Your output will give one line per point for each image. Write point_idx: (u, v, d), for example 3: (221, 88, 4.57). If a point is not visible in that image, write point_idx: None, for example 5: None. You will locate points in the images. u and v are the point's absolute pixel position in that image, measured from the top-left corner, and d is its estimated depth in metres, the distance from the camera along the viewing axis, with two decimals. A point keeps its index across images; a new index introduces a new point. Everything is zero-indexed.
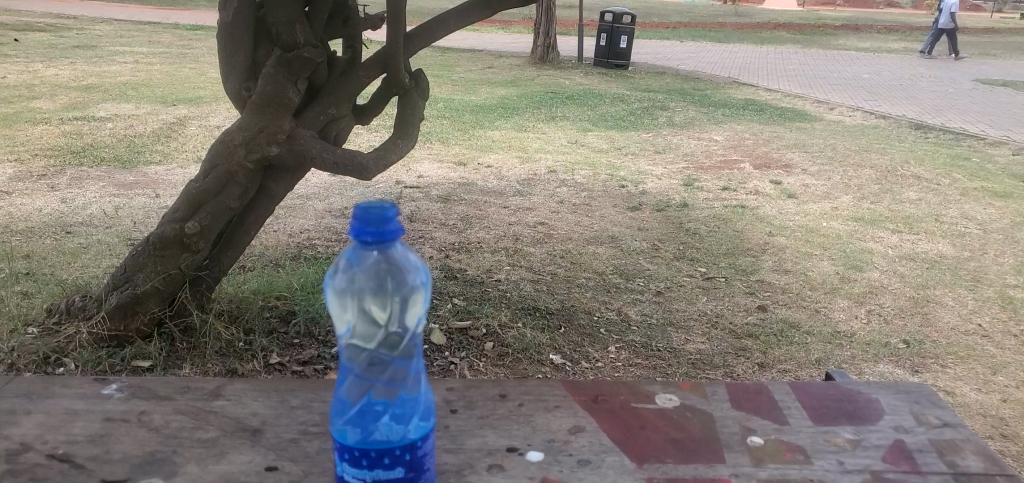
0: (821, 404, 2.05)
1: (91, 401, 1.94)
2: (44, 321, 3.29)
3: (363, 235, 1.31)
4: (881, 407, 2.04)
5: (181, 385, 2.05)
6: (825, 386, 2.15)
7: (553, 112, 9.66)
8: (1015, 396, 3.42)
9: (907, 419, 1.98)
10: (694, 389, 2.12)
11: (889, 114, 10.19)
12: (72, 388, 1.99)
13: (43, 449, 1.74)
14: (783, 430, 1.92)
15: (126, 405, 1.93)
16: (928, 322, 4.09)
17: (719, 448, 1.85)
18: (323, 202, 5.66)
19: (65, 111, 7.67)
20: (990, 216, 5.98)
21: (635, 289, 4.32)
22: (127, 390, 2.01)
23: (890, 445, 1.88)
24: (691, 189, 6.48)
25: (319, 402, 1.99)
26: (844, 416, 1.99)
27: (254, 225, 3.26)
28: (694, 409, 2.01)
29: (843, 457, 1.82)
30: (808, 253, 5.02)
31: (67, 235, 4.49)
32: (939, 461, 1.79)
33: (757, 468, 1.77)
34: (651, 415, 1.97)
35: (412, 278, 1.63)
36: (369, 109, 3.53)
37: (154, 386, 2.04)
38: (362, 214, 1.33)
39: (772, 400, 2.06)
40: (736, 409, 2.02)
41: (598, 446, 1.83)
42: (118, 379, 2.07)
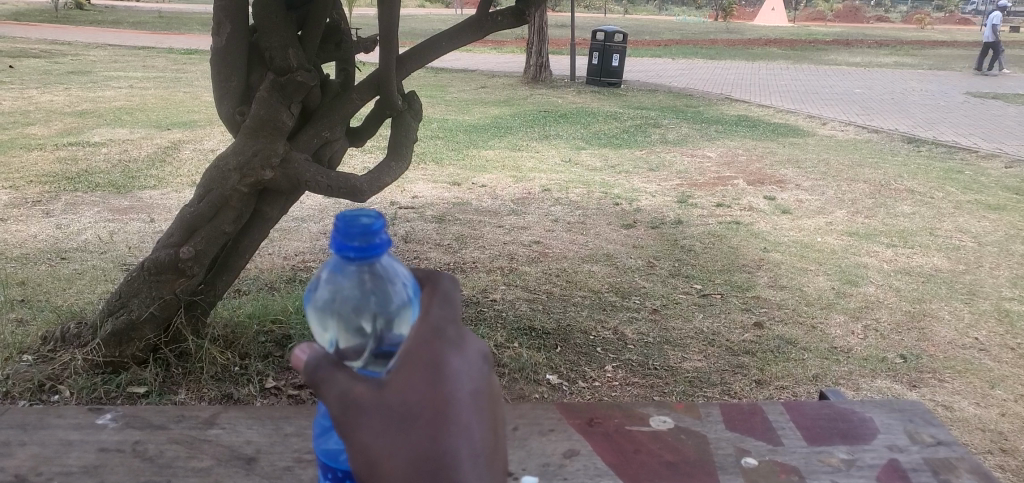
0: (815, 424, 2.04)
1: (85, 431, 1.93)
2: (39, 349, 3.27)
3: (345, 250, 1.19)
4: (876, 426, 2.04)
5: (176, 414, 2.04)
6: (820, 405, 2.14)
7: (547, 131, 9.71)
8: (1013, 410, 3.42)
9: (902, 437, 1.98)
10: (688, 410, 2.11)
11: (881, 129, 10.26)
12: (66, 418, 1.97)
13: (37, 481, 1.73)
14: (777, 451, 1.92)
15: (120, 435, 1.92)
16: (924, 336, 4.09)
17: (713, 470, 1.84)
18: (319, 224, 5.67)
19: (59, 137, 7.67)
20: (983, 229, 6.01)
21: (630, 308, 4.32)
22: (121, 420, 1.99)
23: (884, 464, 1.88)
24: (685, 206, 6.51)
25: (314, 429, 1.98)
26: (838, 435, 1.99)
27: (248, 249, 3.26)
28: (689, 430, 2.01)
29: (838, 477, 1.82)
30: (803, 269, 5.04)
31: (61, 261, 4.48)
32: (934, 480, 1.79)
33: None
34: (646, 437, 1.97)
35: (400, 291, 1.25)
36: (361, 131, 3.54)
37: (149, 415, 2.03)
38: (344, 223, 1.20)
39: (766, 420, 2.05)
40: (730, 430, 2.01)
41: (593, 470, 1.83)
42: (112, 408, 2.05)
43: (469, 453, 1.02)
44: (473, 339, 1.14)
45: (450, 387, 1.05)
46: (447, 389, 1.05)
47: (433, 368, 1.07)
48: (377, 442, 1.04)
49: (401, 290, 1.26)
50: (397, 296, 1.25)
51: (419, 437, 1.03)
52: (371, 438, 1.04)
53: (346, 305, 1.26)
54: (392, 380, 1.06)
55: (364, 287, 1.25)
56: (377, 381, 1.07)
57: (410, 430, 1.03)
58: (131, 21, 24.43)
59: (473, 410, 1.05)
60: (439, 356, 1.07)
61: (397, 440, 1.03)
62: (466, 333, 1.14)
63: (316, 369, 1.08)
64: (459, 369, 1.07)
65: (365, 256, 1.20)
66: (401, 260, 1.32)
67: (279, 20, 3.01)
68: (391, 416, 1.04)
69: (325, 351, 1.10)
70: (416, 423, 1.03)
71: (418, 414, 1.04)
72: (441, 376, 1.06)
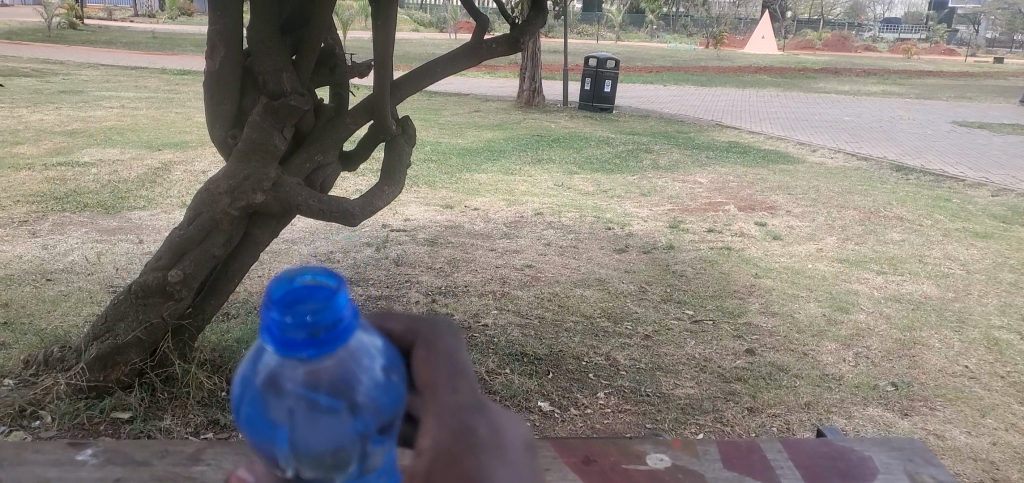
0: (813, 464, 2.02)
1: (64, 467, 1.88)
2: (22, 372, 3.23)
3: (295, 349, 0.91)
4: (875, 465, 2.02)
5: (159, 448, 2.01)
6: (818, 442, 2.13)
7: (539, 154, 9.73)
8: (1005, 439, 3.40)
9: (901, 478, 1.97)
10: (684, 448, 2.09)
11: (870, 157, 10.34)
12: (45, 454, 1.93)
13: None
14: None
15: (100, 472, 1.88)
16: (915, 364, 4.09)
17: None
18: (309, 246, 5.65)
19: (48, 157, 7.63)
20: (972, 257, 6.05)
21: (622, 333, 4.30)
22: (102, 455, 1.95)
23: None
24: (677, 231, 6.52)
25: None
26: (837, 475, 1.96)
27: (238, 272, 3.22)
28: (687, 469, 1.98)
29: None
30: (795, 296, 5.03)
31: (47, 283, 4.44)
32: None
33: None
34: (642, 476, 1.94)
35: (369, 372, 1.02)
36: (354, 156, 3.53)
37: (131, 449, 1.99)
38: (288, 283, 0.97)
39: (765, 459, 2.03)
40: (728, 469, 1.99)
41: None
42: (93, 443, 2.01)
43: None
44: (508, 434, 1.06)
45: None
46: None
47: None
48: None
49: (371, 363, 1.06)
50: (366, 378, 1.01)
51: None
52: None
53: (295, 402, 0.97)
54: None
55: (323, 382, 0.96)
56: None
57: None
58: (123, 43, 24.48)
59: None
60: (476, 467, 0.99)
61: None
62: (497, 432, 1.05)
63: None
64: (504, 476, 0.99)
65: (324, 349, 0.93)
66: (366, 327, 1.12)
67: (273, 44, 3.04)
68: None
69: None
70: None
71: None
72: None
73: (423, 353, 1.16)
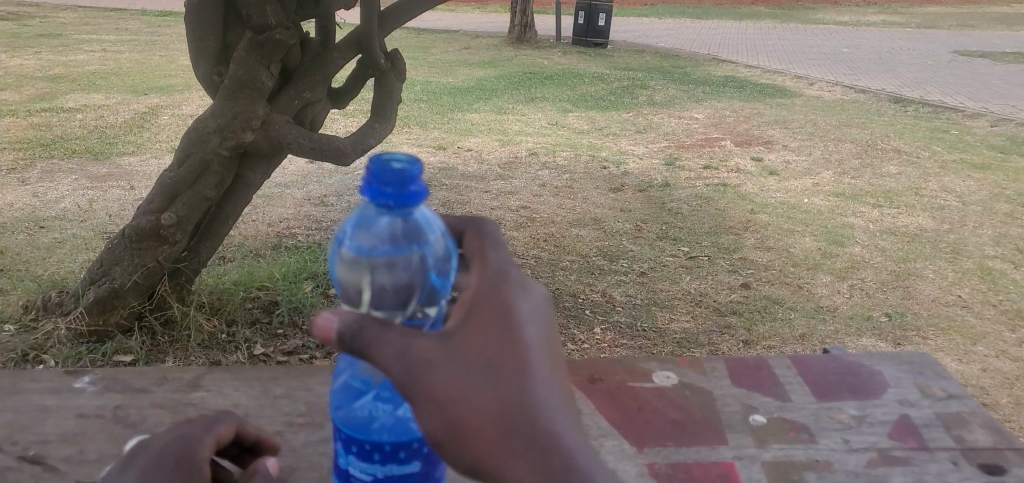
0: (849, 364, 2.05)
1: (62, 396, 1.85)
2: (22, 318, 3.31)
3: (383, 197, 1.25)
4: (885, 380, 1.98)
5: (158, 376, 1.97)
6: (828, 358, 2.07)
7: (532, 92, 9.59)
8: (994, 366, 3.59)
9: (913, 392, 1.92)
10: (692, 365, 2.03)
11: (868, 89, 10.23)
12: (42, 382, 1.91)
13: (12, 451, 1.66)
14: (785, 407, 1.85)
15: (100, 400, 1.85)
16: (910, 294, 4.21)
17: (721, 428, 1.77)
18: (302, 189, 5.61)
19: (32, 103, 7.50)
20: (969, 188, 6.05)
21: (618, 271, 4.41)
22: (101, 383, 1.92)
23: (895, 420, 1.81)
24: (672, 168, 6.49)
25: (303, 391, 1.91)
26: (847, 390, 1.93)
27: (232, 214, 3.26)
28: (695, 388, 1.93)
29: (849, 435, 1.75)
30: (790, 230, 5.07)
31: (40, 230, 4.39)
32: (947, 436, 1.74)
33: (762, 449, 1.70)
34: (648, 394, 1.90)
35: (436, 241, 1.44)
36: (345, 91, 3.46)
37: (130, 377, 1.96)
38: (380, 169, 1.26)
39: (773, 375, 1.98)
40: (736, 386, 1.94)
41: (597, 430, 1.76)
42: (91, 371, 1.98)
43: (528, 314, 1.24)
44: (529, 297, 1.27)
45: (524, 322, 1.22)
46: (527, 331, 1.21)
47: (508, 314, 1.21)
48: (496, 336, 1.18)
49: (438, 241, 1.44)
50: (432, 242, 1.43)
51: (511, 384, 1.16)
52: (448, 393, 1.13)
53: (378, 254, 1.41)
54: (461, 333, 1.17)
55: (395, 235, 1.41)
56: (498, 314, 1.20)
57: (497, 378, 1.16)
58: None
59: (551, 388, 1.19)
60: (512, 299, 1.23)
61: (487, 384, 1.15)
62: (511, 281, 1.26)
63: (359, 333, 1.10)
64: (526, 308, 1.24)
65: (403, 204, 1.26)
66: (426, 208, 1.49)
67: None
68: (495, 333, 1.19)
69: (356, 316, 1.10)
70: (517, 419, 1.14)
71: (499, 362, 1.17)
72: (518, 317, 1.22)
73: (475, 233, 1.42)
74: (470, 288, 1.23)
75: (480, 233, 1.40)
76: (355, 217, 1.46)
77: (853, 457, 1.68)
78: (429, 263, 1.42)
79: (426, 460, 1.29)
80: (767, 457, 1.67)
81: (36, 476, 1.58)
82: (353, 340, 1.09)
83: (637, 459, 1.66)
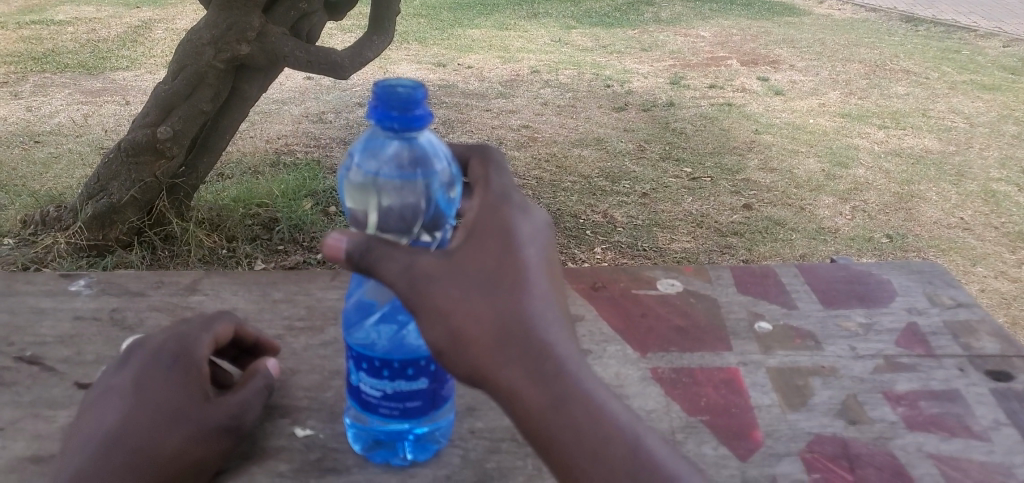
0: (857, 273, 2.04)
1: (58, 299, 1.86)
2: (20, 232, 3.31)
3: (388, 121, 1.22)
4: (894, 288, 1.98)
5: (154, 280, 1.97)
6: (836, 267, 2.07)
7: (535, 8, 9.31)
8: (993, 286, 3.61)
9: (922, 300, 1.92)
10: (697, 273, 2.03)
11: (879, 8, 9.93)
12: (38, 285, 1.91)
13: (10, 352, 1.67)
14: (792, 315, 1.86)
15: (96, 303, 1.85)
16: (912, 216, 4.20)
17: (726, 335, 1.78)
18: (300, 106, 5.52)
19: (22, 16, 7.29)
20: (977, 110, 5.95)
21: (620, 192, 4.37)
22: (97, 286, 1.92)
23: (903, 328, 1.82)
24: (677, 88, 6.36)
25: (302, 296, 1.91)
26: (855, 298, 1.93)
27: (229, 129, 3.21)
28: (699, 295, 1.93)
29: (855, 342, 1.76)
30: (794, 151, 5.01)
31: (35, 145, 4.34)
32: (954, 344, 1.75)
33: (767, 356, 1.71)
34: (652, 302, 1.90)
35: (442, 168, 1.42)
36: (343, 3, 3.36)
37: (126, 281, 1.96)
38: (385, 94, 1.22)
39: (780, 284, 1.98)
40: (743, 294, 1.94)
41: (599, 336, 1.77)
42: (87, 275, 1.98)
43: (529, 235, 1.22)
44: (530, 217, 1.26)
45: (525, 243, 1.21)
46: (527, 253, 1.20)
47: (510, 234, 1.19)
48: (498, 256, 1.17)
49: (445, 167, 1.43)
50: (438, 169, 1.42)
51: (511, 299, 1.16)
52: (450, 309, 1.13)
53: (384, 179, 1.43)
54: (464, 251, 1.16)
55: (402, 161, 1.43)
56: (500, 234, 1.19)
57: (497, 295, 1.16)
58: None
59: (548, 304, 1.20)
60: (514, 220, 1.21)
61: (488, 298, 1.15)
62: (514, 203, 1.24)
63: (367, 252, 1.08)
64: (527, 230, 1.22)
65: (408, 128, 1.22)
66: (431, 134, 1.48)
67: None
68: (497, 252, 1.18)
69: (366, 236, 1.08)
70: (514, 332, 1.15)
71: (499, 280, 1.16)
72: (519, 239, 1.21)
73: (480, 163, 1.34)
74: (471, 210, 1.21)
75: (485, 158, 1.34)
76: (363, 144, 1.47)
77: (858, 363, 1.69)
78: (433, 190, 1.42)
79: (435, 377, 1.26)
80: (771, 363, 1.69)
81: (36, 376, 1.60)
82: (361, 260, 1.08)
83: (641, 366, 1.67)
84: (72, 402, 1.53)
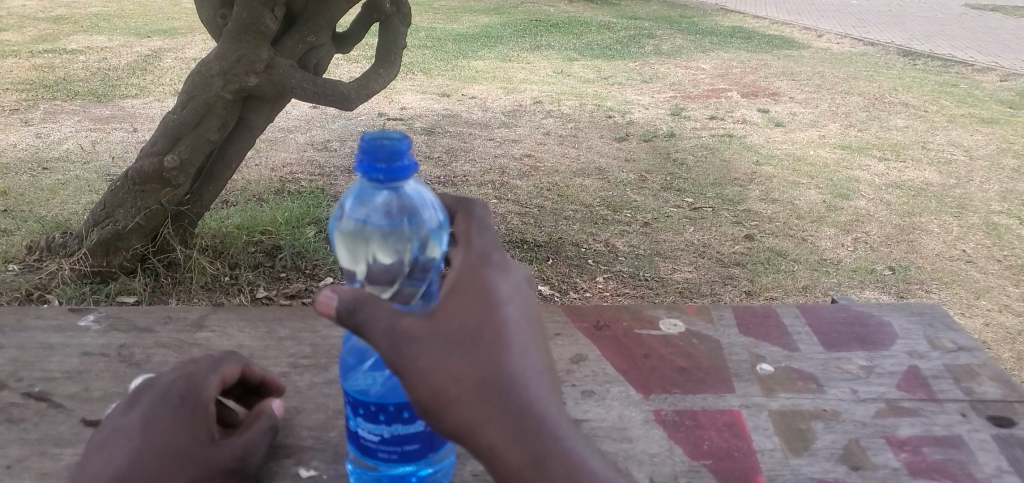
0: (857, 314, 2.05)
1: (67, 334, 1.87)
2: (26, 258, 3.33)
3: (373, 173, 1.22)
4: (894, 330, 1.99)
5: (162, 316, 1.98)
6: (836, 308, 2.08)
7: (538, 40, 9.43)
8: (996, 320, 3.61)
9: (922, 343, 1.93)
10: (699, 314, 2.04)
11: (877, 42, 10.06)
12: (47, 320, 1.92)
13: (18, 387, 1.68)
14: (793, 357, 1.86)
15: (104, 339, 1.86)
16: (913, 248, 4.22)
17: (728, 377, 1.78)
18: (305, 135, 5.57)
19: (34, 44, 7.40)
20: (976, 143, 5.99)
21: (622, 221, 4.40)
22: (106, 322, 1.93)
23: (904, 371, 1.83)
24: (678, 119, 6.42)
25: (308, 333, 1.92)
26: (856, 341, 1.94)
27: (236, 158, 3.24)
28: (701, 335, 1.94)
29: (857, 385, 1.77)
30: (795, 182, 5.04)
31: (43, 171, 4.38)
32: (956, 388, 1.75)
33: (769, 398, 1.71)
34: (655, 342, 1.91)
35: (431, 216, 1.43)
36: (350, 36, 3.40)
37: (134, 317, 1.97)
38: (371, 147, 1.24)
39: (781, 325, 1.99)
40: (744, 335, 1.95)
41: (602, 376, 1.78)
42: (95, 310, 1.99)
43: (509, 293, 1.23)
44: (511, 273, 1.27)
45: (505, 301, 1.21)
46: (506, 309, 1.21)
47: (490, 292, 1.20)
48: (478, 314, 1.18)
49: (433, 215, 1.43)
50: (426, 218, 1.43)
51: (490, 357, 1.17)
52: (431, 368, 1.14)
53: (374, 228, 1.46)
54: (445, 310, 1.17)
55: (391, 210, 1.44)
56: (480, 293, 1.19)
57: (476, 353, 1.16)
58: None
59: (528, 361, 1.20)
60: (495, 279, 1.22)
61: (467, 358, 1.16)
62: (495, 260, 1.25)
63: (352, 314, 1.10)
64: (508, 287, 1.23)
65: (393, 178, 1.23)
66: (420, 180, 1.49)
67: None
68: (477, 310, 1.18)
69: (352, 296, 1.10)
70: (494, 389, 1.16)
71: (479, 338, 1.17)
72: (499, 296, 1.21)
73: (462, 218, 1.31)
74: (453, 267, 1.22)
75: (468, 213, 1.30)
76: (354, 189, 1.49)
77: (861, 407, 1.70)
78: (422, 236, 1.44)
79: None
80: (774, 406, 1.69)
81: (43, 412, 1.61)
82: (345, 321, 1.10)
83: (644, 407, 1.68)
84: (78, 439, 1.53)
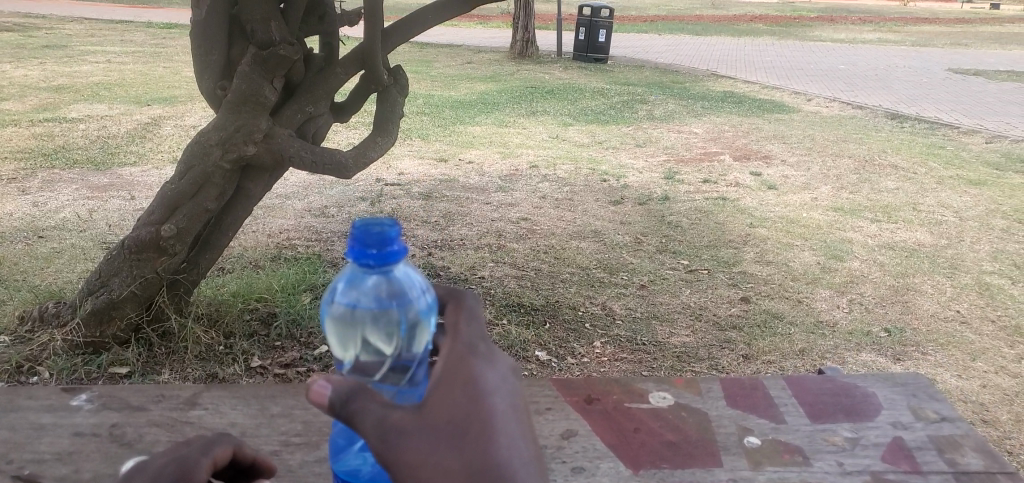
0: (844, 385, 2.05)
1: (59, 414, 1.86)
2: (17, 328, 3.31)
3: (364, 258, 1.24)
4: (879, 401, 1.98)
5: (155, 394, 1.97)
6: (822, 379, 2.08)
7: (533, 106, 9.62)
8: (993, 382, 3.59)
9: (906, 414, 1.92)
10: (688, 386, 2.04)
11: (865, 105, 10.27)
12: (38, 399, 1.91)
13: (6, 470, 1.66)
14: (780, 429, 1.85)
15: (95, 418, 1.85)
16: (908, 309, 4.22)
17: (716, 450, 1.77)
18: (302, 201, 5.61)
19: (37, 113, 7.52)
20: (966, 204, 6.07)
21: (618, 284, 4.41)
22: (98, 400, 1.92)
23: (889, 442, 1.81)
24: (672, 182, 6.50)
25: (300, 409, 1.90)
26: (842, 412, 1.93)
27: (232, 226, 3.26)
28: (690, 408, 1.93)
29: (843, 457, 1.75)
30: (789, 244, 5.08)
31: (39, 240, 4.40)
32: (939, 459, 1.73)
33: (756, 472, 1.70)
34: (644, 415, 1.90)
35: (420, 299, 1.44)
36: (348, 105, 3.48)
37: (127, 395, 1.95)
38: (361, 232, 1.26)
39: (768, 397, 1.98)
40: (732, 407, 1.94)
41: (592, 452, 1.76)
42: (88, 388, 1.97)
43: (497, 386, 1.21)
44: (497, 364, 1.26)
45: (493, 391, 1.19)
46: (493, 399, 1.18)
47: (475, 383, 1.19)
48: (465, 403, 1.16)
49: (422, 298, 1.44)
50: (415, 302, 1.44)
51: (477, 448, 1.12)
52: (417, 459, 1.11)
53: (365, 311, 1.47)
54: (432, 400, 1.16)
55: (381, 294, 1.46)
56: (466, 382, 1.18)
57: (464, 444, 1.12)
58: None
59: (519, 452, 1.14)
60: (481, 371, 1.21)
61: (453, 450, 1.12)
62: (482, 355, 1.26)
63: (345, 403, 1.11)
64: (494, 379, 1.21)
65: (384, 263, 1.25)
66: (411, 264, 1.52)
67: None
68: (463, 399, 1.16)
69: (345, 384, 1.12)
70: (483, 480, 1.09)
71: (465, 428, 1.13)
72: (485, 387, 1.19)
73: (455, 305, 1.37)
74: (439, 361, 1.23)
75: (459, 304, 1.36)
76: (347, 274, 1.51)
77: (848, 480, 1.68)
78: (411, 319, 1.44)
79: None
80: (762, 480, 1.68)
81: None
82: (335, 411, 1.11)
83: None
84: None
